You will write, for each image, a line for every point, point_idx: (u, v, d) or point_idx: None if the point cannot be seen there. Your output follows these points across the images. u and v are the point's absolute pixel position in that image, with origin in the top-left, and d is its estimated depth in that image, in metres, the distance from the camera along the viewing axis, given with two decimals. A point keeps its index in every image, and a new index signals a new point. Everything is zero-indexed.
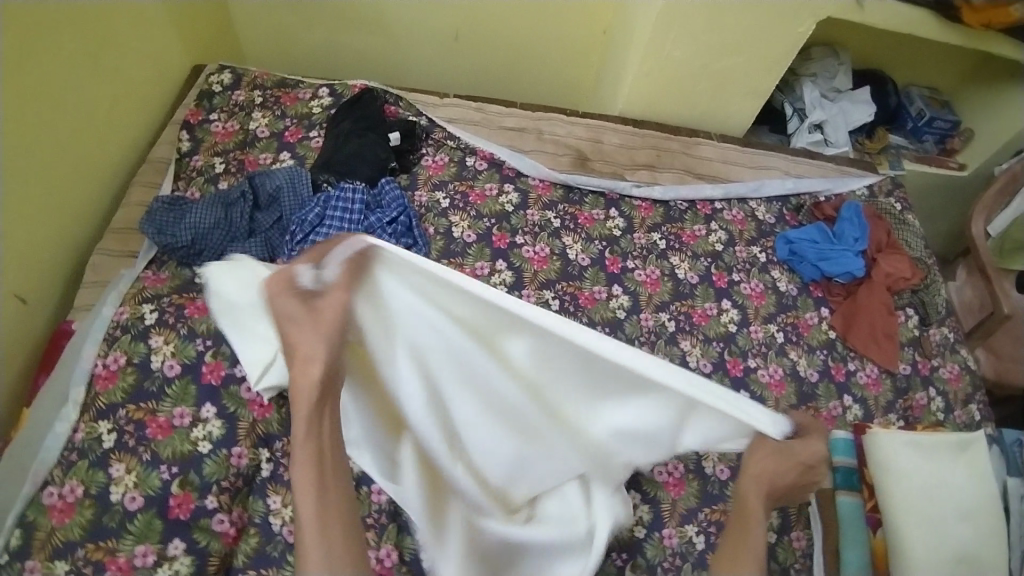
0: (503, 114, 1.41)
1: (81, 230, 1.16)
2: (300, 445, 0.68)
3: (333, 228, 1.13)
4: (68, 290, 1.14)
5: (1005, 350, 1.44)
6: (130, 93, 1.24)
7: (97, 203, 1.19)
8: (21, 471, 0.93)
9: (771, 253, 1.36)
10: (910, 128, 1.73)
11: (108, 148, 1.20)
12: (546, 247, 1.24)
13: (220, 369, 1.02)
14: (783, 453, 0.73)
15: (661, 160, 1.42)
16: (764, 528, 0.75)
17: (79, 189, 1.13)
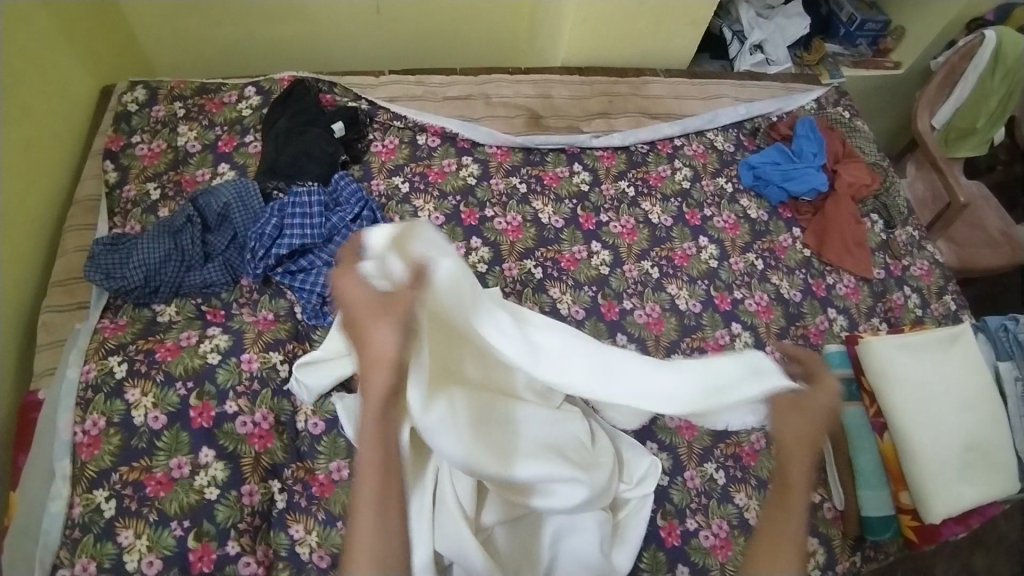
0: (445, 84, 1.34)
1: (23, 291, 1.07)
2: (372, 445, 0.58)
3: (296, 237, 1.07)
4: (23, 357, 1.06)
5: (963, 237, 1.52)
6: (40, 132, 1.13)
7: (32, 256, 1.10)
8: (25, 560, 0.88)
9: (737, 181, 1.36)
10: (843, 36, 1.72)
11: (32, 196, 1.10)
12: (517, 216, 1.20)
13: (210, 410, 0.97)
14: (808, 413, 0.69)
15: (613, 105, 1.39)
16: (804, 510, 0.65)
17: (10, 251, 1.04)
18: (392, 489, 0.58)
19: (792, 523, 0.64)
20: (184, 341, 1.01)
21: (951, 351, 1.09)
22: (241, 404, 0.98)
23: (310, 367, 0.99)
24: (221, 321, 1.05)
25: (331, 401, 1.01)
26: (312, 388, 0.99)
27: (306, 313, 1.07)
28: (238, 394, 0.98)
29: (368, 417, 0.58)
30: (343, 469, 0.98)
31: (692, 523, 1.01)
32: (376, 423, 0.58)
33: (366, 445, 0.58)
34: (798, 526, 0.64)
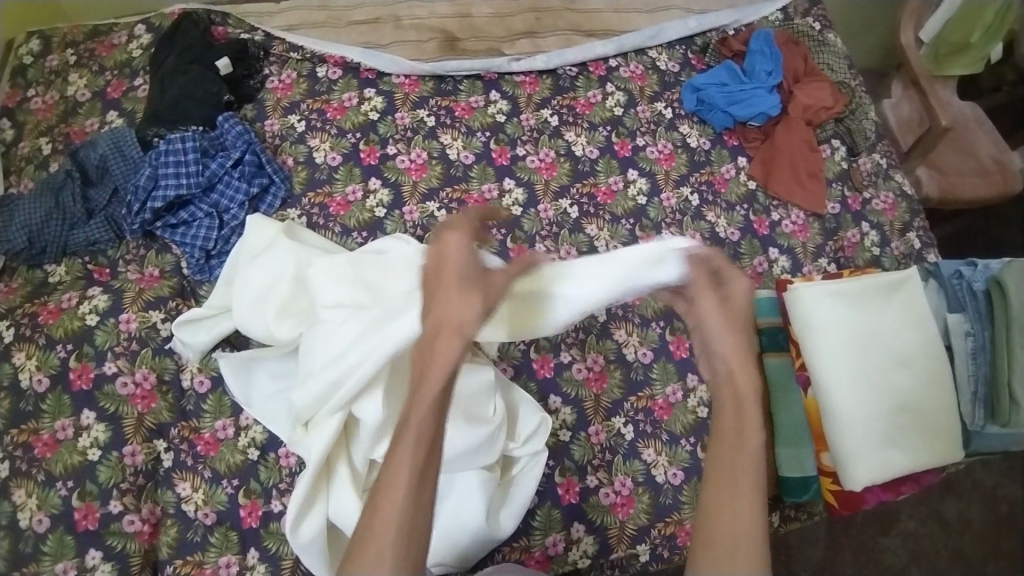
0: (351, 7, 1.21)
1: None
2: (412, 426, 0.70)
3: (170, 188, 1.01)
4: None
5: (947, 163, 1.36)
6: None
7: None
8: None
9: (678, 106, 1.22)
10: None
11: None
12: (422, 153, 1.10)
13: (88, 372, 0.95)
14: (734, 332, 0.82)
15: (541, 23, 1.25)
16: (756, 451, 0.76)
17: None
18: (426, 482, 0.69)
19: (738, 501, 0.73)
20: (65, 303, 0.98)
21: (895, 298, 1.02)
22: (121, 365, 0.95)
23: (193, 323, 0.96)
24: (106, 279, 1.01)
25: (214, 358, 0.97)
26: (195, 346, 0.96)
27: (191, 268, 1.02)
28: (117, 355, 0.96)
29: (426, 388, 0.71)
30: (228, 428, 0.96)
31: (593, 480, 0.97)
32: (428, 407, 0.71)
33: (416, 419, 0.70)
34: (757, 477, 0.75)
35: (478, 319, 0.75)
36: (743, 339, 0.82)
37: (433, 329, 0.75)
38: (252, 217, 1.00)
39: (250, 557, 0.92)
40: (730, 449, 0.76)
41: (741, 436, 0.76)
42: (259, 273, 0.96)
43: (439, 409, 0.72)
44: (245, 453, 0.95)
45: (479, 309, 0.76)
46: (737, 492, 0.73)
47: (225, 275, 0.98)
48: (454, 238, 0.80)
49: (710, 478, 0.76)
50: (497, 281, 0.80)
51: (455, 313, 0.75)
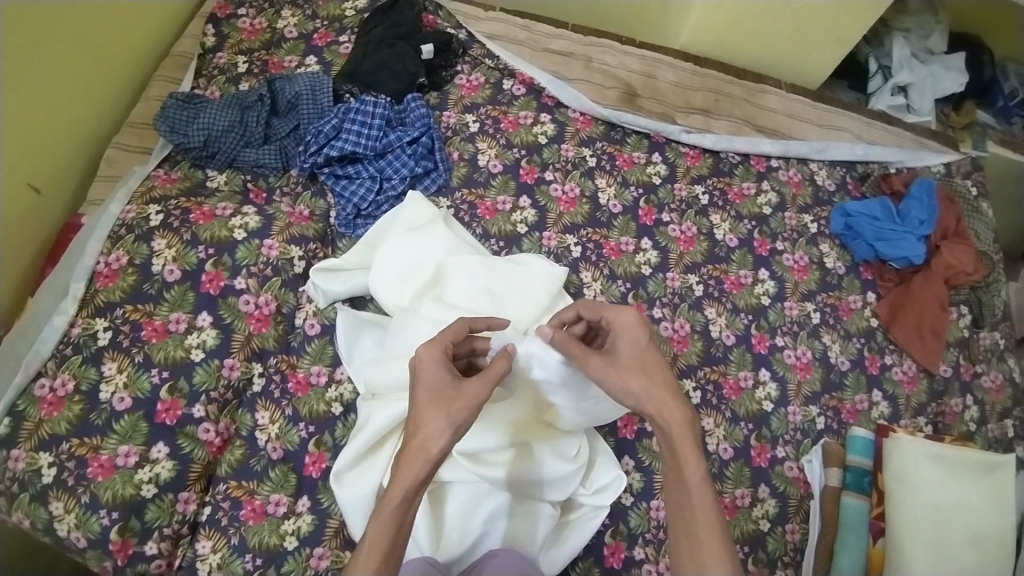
0: (551, 36, 1.28)
1: (72, 169, 1.10)
2: (384, 517, 0.65)
3: (349, 143, 1.08)
4: (77, 195, 1.12)
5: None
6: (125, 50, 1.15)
7: (93, 136, 1.13)
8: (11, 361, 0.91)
9: (823, 225, 1.25)
10: (1001, 107, 1.59)
11: (104, 95, 1.13)
12: (575, 188, 1.15)
13: (219, 280, 0.99)
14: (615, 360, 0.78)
15: (717, 105, 1.29)
16: (699, 470, 0.70)
17: (97, 84, 1.11)
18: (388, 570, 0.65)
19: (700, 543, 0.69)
20: (219, 210, 1.04)
21: (982, 482, 1.03)
22: (250, 284, 1.00)
23: (330, 272, 1.01)
24: (260, 202, 1.07)
25: (336, 309, 1.02)
26: (323, 293, 1.01)
27: (339, 219, 1.07)
28: (249, 274, 1.01)
29: (404, 478, 0.66)
30: (322, 375, 0.99)
31: (639, 553, 0.96)
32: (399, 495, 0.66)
33: (386, 509, 0.66)
34: (706, 505, 0.70)
35: (452, 422, 0.69)
36: (644, 377, 0.76)
37: (408, 449, 0.68)
38: (414, 195, 1.06)
39: (300, 504, 0.92)
40: (677, 492, 0.72)
41: (682, 470, 0.71)
42: (403, 243, 1.02)
43: (395, 532, 0.66)
44: (329, 406, 0.98)
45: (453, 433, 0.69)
46: (691, 534, 0.69)
47: (375, 235, 1.05)
48: (428, 359, 0.74)
49: (677, 531, 0.71)
50: (471, 393, 0.71)
51: (429, 431, 0.68)
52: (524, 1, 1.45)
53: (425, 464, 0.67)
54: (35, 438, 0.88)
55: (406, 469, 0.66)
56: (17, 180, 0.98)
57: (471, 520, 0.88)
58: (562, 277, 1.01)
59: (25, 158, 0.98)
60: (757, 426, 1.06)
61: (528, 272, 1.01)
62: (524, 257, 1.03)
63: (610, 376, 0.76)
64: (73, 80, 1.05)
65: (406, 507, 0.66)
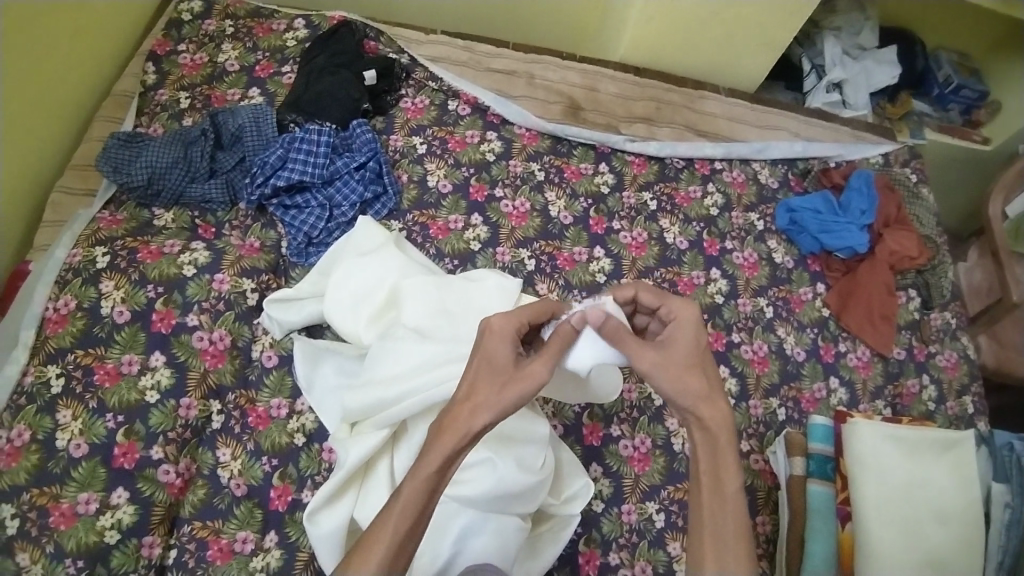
0: (493, 55, 1.30)
1: (19, 216, 1.08)
2: (423, 474, 0.68)
3: (295, 171, 1.08)
4: (25, 241, 1.10)
5: (1002, 330, 1.42)
6: (67, 95, 1.14)
7: (38, 182, 1.11)
8: None
9: (770, 221, 1.28)
10: (936, 96, 1.66)
11: (49, 140, 1.12)
12: (526, 203, 1.16)
13: (170, 318, 0.98)
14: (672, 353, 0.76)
15: (659, 112, 1.32)
16: (738, 484, 0.73)
17: (38, 124, 1.09)
18: (416, 525, 0.68)
19: (725, 551, 0.71)
20: (166, 248, 1.02)
21: (942, 460, 1.06)
22: (202, 320, 0.99)
23: (286, 303, 1.01)
24: (209, 237, 1.06)
25: (292, 339, 1.01)
26: (280, 324, 1.00)
27: (290, 249, 1.07)
28: (201, 310, 0.99)
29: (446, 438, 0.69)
30: (282, 408, 0.98)
31: (614, 558, 0.96)
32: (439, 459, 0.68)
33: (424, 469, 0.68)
34: (738, 513, 0.72)
35: (500, 392, 0.70)
36: (702, 378, 0.75)
37: (456, 414, 0.70)
38: (365, 219, 1.06)
39: (268, 539, 0.91)
40: (711, 500, 0.73)
41: (720, 479, 0.73)
42: (358, 266, 1.02)
43: (429, 494, 0.68)
44: (292, 437, 0.96)
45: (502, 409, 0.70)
46: (719, 540, 0.71)
47: (328, 261, 1.05)
48: (495, 334, 0.76)
49: (700, 534, 0.73)
50: (532, 372, 0.72)
51: (478, 400, 0.70)
52: (465, 22, 1.47)
53: (461, 436, 0.69)
54: None
55: (448, 432, 0.69)
56: None
57: (441, 541, 0.87)
58: (519, 290, 1.02)
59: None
60: None
61: (485, 288, 1.01)
62: (481, 273, 1.04)
63: (663, 376, 0.74)
64: (16, 128, 1.04)
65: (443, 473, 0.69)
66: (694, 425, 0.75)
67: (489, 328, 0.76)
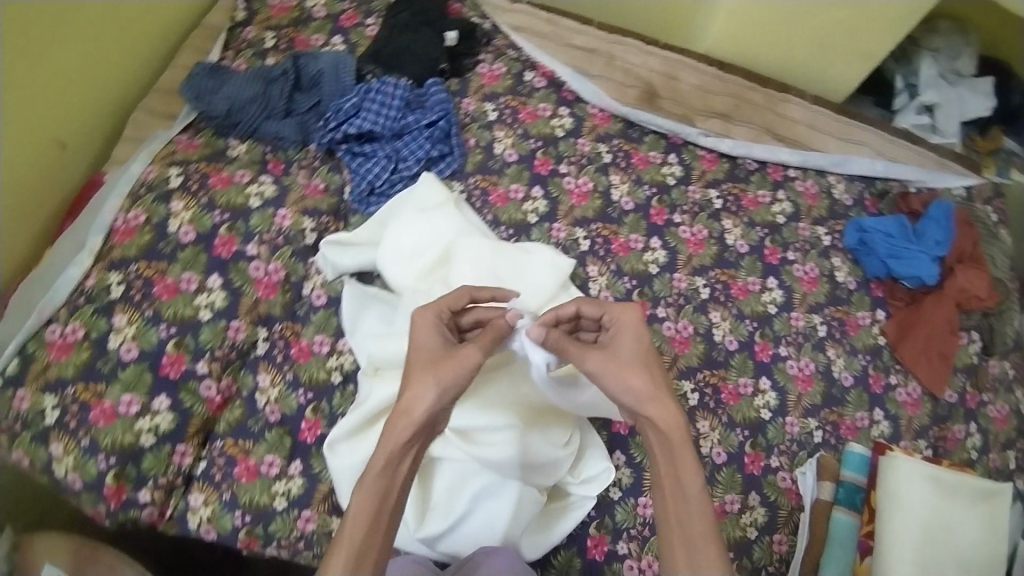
0: (575, 30, 1.28)
1: (96, 133, 1.13)
2: (373, 477, 0.69)
3: (368, 121, 1.10)
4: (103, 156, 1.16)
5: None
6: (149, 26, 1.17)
7: (119, 104, 1.16)
8: (26, 306, 0.95)
9: (838, 238, 1.24)
10: None
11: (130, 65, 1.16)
12: (589, 183, 1.15)
13: (232, 244, 1.01)
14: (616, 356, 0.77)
15: (737, 110, 1.28)
16: (699, 482, 0.72)
17: (125, 46, 1.13)
18: (379, 528, 0.68)
19: (691, 554, 0.70)
20: (237, 177, 1.06)
21: (975, 508, 1.02)
22: (261, 251, 1.02)
23: (339, 246, 1.02)
24: (278, 173, 1.08)
25: (343, 282, 1.03)
26: (331, 266, 1.02)
27: (352, 195, 1.09)
28: (262, 241, 1.02)
29: (393, 431, 0.70)
30: (324, 345, 1.00)
31: (622, 547, 0.95)
32: (385, 457, 0.70)
33: (372, 470, 0.69)
34: (704, 511, 0.71)
35: (437, 386, 0.72)
36: (645, 377, 0.75)
37: (394, 411, 0.72)
38: (427, 175, 1.07)
39: (293, 467, 0.94)
40: (675, 500, 0.72)
41: (681, 481, 0.72)
42: (413, 220, 1.03)
43: (383, 495, 0.69)
44: (329, 374, 0.99)
45: (444, 396, 0.72)
46: (688, 539, 0.71)
47: (386, 211, 1.06)
48: (423, 324, 0.78)
49: (670, 533, 0.72)
50: (462, 357, 0.74)
51: (416, 393, 0.72)
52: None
53: (407, 429, 0.70)
54: (41, 379, 0.91)
55: (390, 431, 0.70)
56: (44, 133, 1.02)
57: (456, 499, 0.89)
58: (568, 270, 1.01)
59: (50, 110, 1.02)
60: (753, 434, 1.05)
61: (536, 261, 1.02)
62: (534, 246, 1.03)
63: (607, 377, 0.75)
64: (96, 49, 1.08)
65: (392, 471, 0.70)
66: (649, 427, 0.75)
67: (414, 329, 0.78)
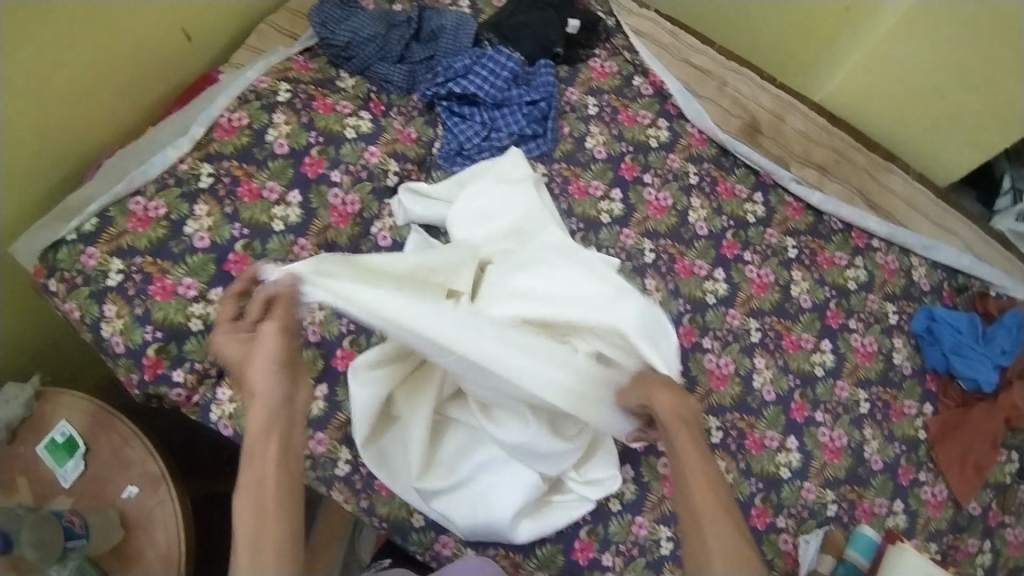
0: (694, 49, 1.28)
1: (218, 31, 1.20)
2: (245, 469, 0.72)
3: (473, 85, 1.12)
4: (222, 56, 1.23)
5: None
6: None
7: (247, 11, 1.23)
8: (120, 173, 1.01)
9: (905, 320, 1.20)
10: None
11: None
12: (669, 199, 1.15)
13: (319, 167, 1.04)
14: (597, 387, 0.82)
15: (836, 166, 1.26)
16: (701, 452, 0.75)
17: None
18: (265, 529, 0.69)
19: (710, 535, 0.72)
20: (339, 107, 1.09)
21: None
22: (344, 180, 1.05)
23: (413, 194, 1.05)
24: (377, 113, 1.12)
25: (410, 229, 1.06)
26: (402, 211, 1.05)
27: (440, 151, 1.11)
28: (346, 171, 1.05)
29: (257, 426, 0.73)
30: None
31: (608, 557, 0.95)
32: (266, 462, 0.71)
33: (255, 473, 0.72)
34: (712, 495, 0.73)
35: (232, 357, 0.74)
36: (635, 380, 0.80)
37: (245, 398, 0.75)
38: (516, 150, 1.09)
39: (319, 389, 0.97)
40: (683, 489, 0.74)
41: (683, 466, 0.75)
42: (492, 188, 1.04)
43: (261, 491, 0.70)
44: None
45: (261, 373, 0.72)
46: (704, 525, 0.72)
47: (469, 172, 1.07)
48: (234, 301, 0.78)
49: (689, 524, 0.73)
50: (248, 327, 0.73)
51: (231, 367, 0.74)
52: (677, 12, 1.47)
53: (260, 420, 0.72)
54: (114, 244, 0.97)
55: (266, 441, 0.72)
56: (172, 21, 1.10)
57: (462, 462, 0.92)
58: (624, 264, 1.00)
59: (183, 1, 1.10)
60: (767, 488, 1.03)
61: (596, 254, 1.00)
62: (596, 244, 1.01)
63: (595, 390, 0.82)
64: None
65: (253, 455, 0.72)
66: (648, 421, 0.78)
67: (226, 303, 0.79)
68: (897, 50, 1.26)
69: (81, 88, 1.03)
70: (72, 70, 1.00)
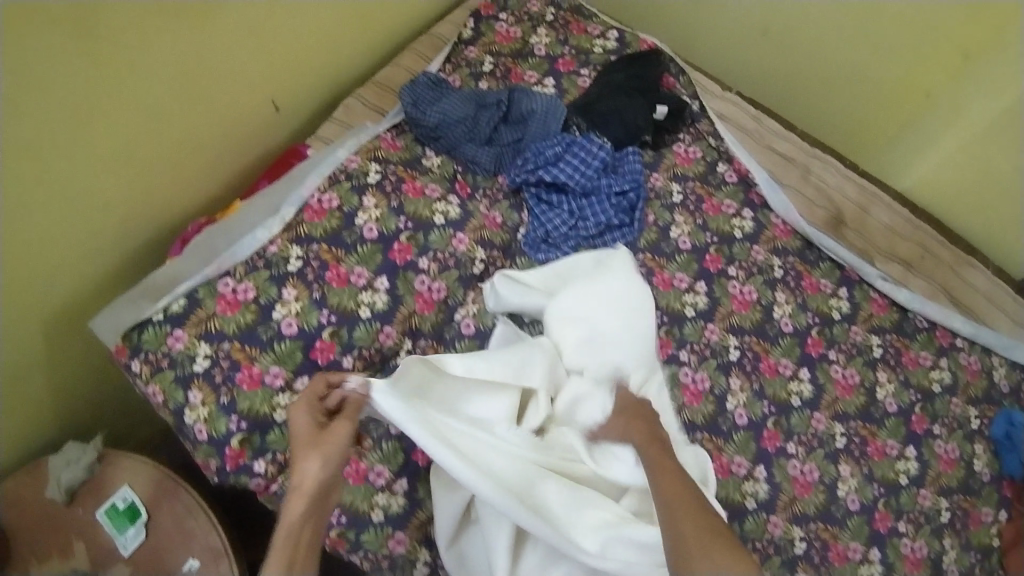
0: (779, 135, 1.26)
1: (304, 101, 1.19)
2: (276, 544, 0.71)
3: (564, 173, 1.10)
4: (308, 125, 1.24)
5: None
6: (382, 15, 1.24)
7: (335, 81, 1.23)
8: (209, 252, 1.00)
9: (985, 424, 1.16)
10: None
11: (356, 48, 1.23)
12: (753, 293, 1.12)
13: (407, 254, 1.03)
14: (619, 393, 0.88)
15: (920, 261, 1.23)
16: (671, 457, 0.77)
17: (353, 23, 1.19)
18: None
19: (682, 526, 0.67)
20: (428, 189, 1.08)
21: None
22: (431, 267, 1.04)
23: (506, 283, 1.03)
24: (464, 195, 1.10)
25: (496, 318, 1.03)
26: (493, 299, 1.03)
27: (526, 238, 1.10)
28: (434, 258, 1.04)
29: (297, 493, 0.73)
30: None
31: None
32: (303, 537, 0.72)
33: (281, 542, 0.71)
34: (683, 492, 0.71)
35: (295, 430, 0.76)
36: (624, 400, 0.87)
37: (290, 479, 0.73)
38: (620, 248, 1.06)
39: (398, 484, 0.95)
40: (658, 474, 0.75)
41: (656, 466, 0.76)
42: (593, 287, 1.01)
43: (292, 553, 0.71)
44: None
45: (328, 465, 0.73)
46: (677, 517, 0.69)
47: (566, 267, 1.05)
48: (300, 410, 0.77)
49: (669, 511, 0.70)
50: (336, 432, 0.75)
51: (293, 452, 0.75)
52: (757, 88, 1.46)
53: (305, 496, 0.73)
54: (202, 327, 0.96)
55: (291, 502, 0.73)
56: (264, 95, 1.11)
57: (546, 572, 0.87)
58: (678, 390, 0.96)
59: (275, 75, 1.10)
60: None
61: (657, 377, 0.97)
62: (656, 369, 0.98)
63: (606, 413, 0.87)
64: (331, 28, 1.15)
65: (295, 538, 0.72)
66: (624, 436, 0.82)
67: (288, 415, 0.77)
68: (989, 146, 1.23)
69: (172, 161, 1.02)
70: (166, 143, 1.00)
